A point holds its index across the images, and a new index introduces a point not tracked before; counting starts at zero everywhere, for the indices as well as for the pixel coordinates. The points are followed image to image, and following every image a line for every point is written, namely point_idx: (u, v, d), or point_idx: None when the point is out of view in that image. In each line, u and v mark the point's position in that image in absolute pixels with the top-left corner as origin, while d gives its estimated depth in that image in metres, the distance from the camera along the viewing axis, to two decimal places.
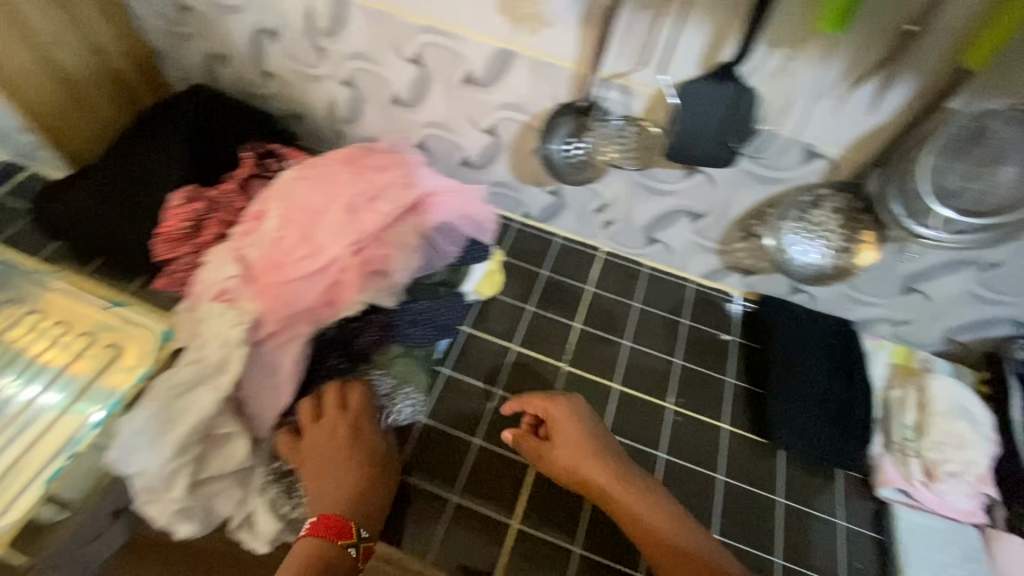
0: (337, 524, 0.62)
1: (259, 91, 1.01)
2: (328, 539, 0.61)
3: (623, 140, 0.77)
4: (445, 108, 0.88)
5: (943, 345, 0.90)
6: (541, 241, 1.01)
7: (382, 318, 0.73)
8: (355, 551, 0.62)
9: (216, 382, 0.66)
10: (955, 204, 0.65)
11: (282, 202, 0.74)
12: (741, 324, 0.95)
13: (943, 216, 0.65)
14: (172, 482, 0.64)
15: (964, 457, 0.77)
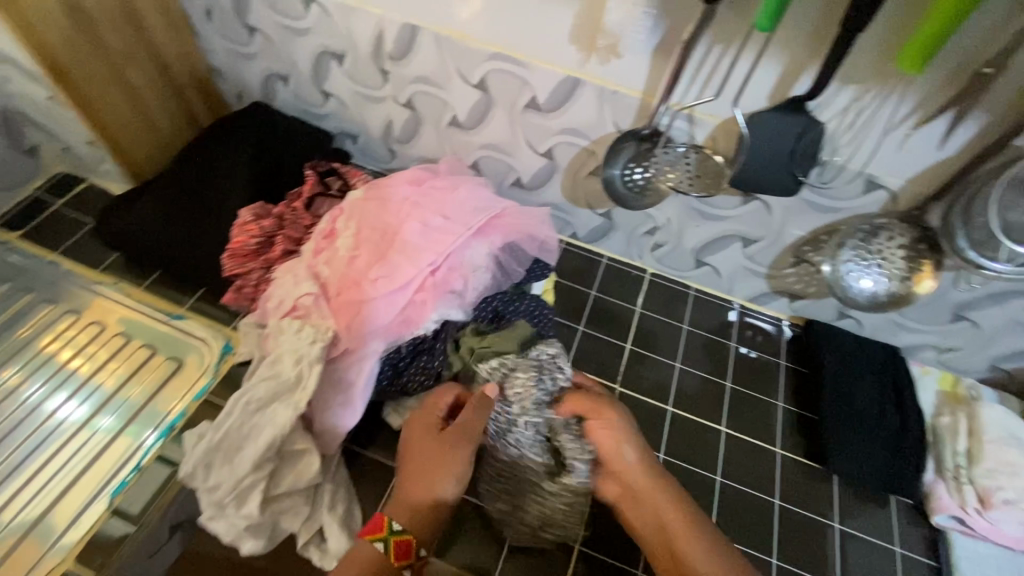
0: (402, 543, 0.61)
1: (316, 111, 1.03)
2: (385, 551, 0.60)
3: (685, 167, 0.79)
4: (504, 131, 0.90)
5: (989, 372, 0.91)
6: (588, 262, 1.03)
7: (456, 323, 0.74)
8: (384, 547, 0.60)
9: (292, 399, 0.67)
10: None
11: (354, 222, 0.76)
12: (787, 347, 0.96)
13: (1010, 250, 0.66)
14: (246, 497, 0.65)
15: (1019, 485, 0.77)
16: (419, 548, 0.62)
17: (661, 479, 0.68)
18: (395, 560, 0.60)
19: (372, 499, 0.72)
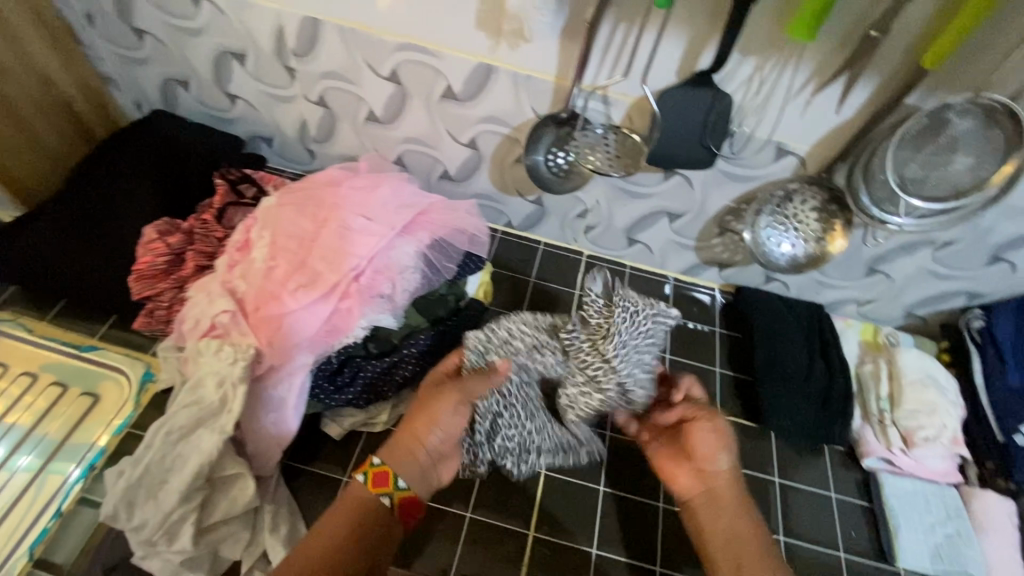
0: (381, 473, 0.63)
1: (224, 116, 0.97)
2: (365, 481, 0.63)
3: (606, 147, 0.79)
4: (423, 123, 0.88)
5: (904, 319, 0.97)
6: (524, 249, 1.03)
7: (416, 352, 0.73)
8: (388, 501, 0.62)
9: (217, 423, 0.63)
10: (921, 192, 0.70)
11: (269, 231, 0.72)
12: (721, 314, 1.00)
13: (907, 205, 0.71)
14: (176, 533, 0.61)
15: (936, 422, 0.82)
16: (398, 478, 0.63)
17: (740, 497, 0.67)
18: (372, 488, 0.62)
19: (318, 515, 0.70)
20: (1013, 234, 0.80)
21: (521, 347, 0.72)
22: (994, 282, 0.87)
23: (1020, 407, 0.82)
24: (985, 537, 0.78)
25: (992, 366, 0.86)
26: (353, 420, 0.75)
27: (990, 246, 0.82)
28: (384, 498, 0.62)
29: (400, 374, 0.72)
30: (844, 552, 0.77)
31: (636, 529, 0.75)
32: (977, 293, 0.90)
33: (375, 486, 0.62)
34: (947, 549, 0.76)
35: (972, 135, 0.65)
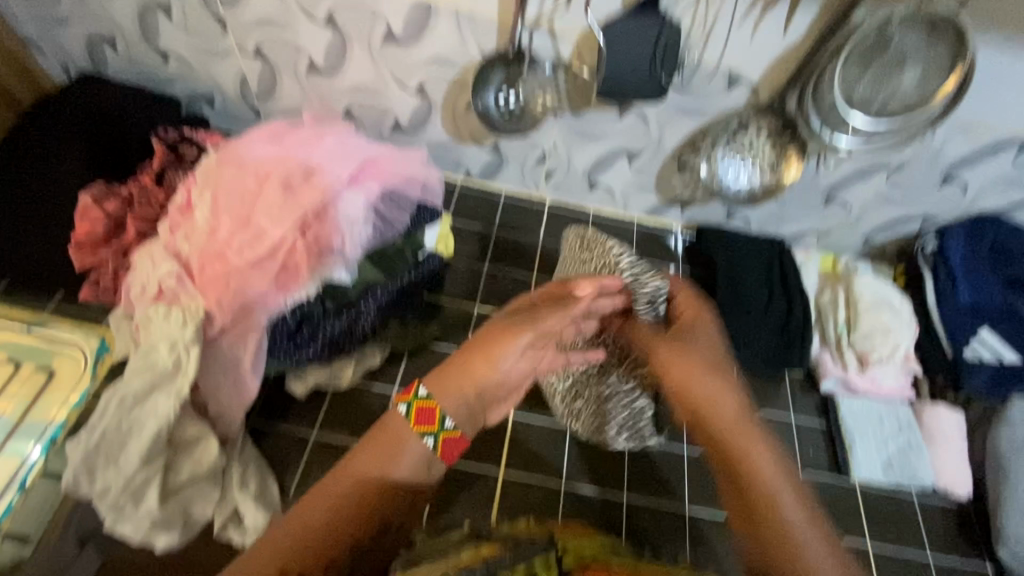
0: (426, 408, 0.52)
1: (159, 76, 0.92)
2: (407, 415, 0.51)
3: (556, 85, 0.78)
4: (368, 71, 0.84)
5: (863, 248, 0.99)
6: (485, 201, 1.00)
7: (370, 304, 0.72)
8: (432, 442, 0.51)
9: (174, 386, 0.62)
10: (868, 111, 0.71)
11: (209, 189, 0.69)
12: (684, 253, 0.99)
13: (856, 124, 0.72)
14: (142, 495, 0.61)
15: (889, 342, 0.85)
16: (444, 416, 0.52)
17: (731, 396, 0.54)
18: (415, 424, 0.51)
19: (288, 471, 0.71)
20: (962, 151, 0.80)
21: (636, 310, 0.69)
22: (947, 204, 0.89)
23: (968, 323, 0.86)
24: (936, 447, 0.81)
25: (944, 286, 0.88)
26: (317, 377, 0.75)
27: (941, 167, 0.83)
28: (428, 439, 0.51)
29: (363, 327, 0.72)
30: (806, 471, 0.80)
31: (604, 462, 0.77)
32: (931, 216, 0.91)
33: (417, 425, 0.51)
34: (898, 460, 0.80)
35: (916, 49, 0.66)
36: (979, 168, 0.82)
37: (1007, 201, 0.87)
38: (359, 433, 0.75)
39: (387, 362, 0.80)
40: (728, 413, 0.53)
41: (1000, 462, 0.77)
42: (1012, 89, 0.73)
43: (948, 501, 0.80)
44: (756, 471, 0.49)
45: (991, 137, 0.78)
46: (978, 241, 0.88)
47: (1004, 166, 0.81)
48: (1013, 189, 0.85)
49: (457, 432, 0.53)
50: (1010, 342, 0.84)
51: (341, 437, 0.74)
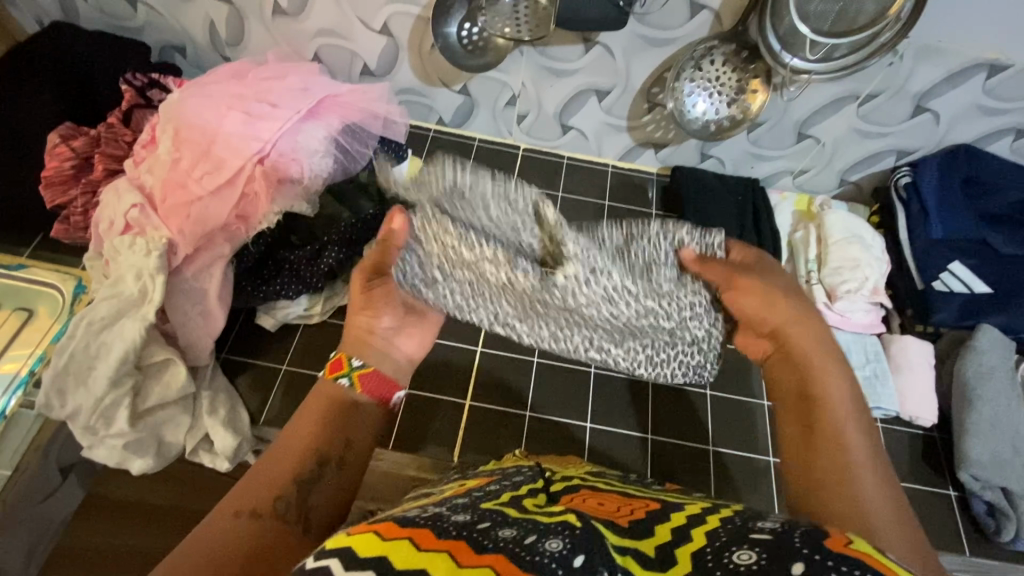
0: (337, 363, 0.52)
1: (129, 25, 0.93)
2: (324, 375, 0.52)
3: (515, 17, 0.75)
4: (333, 11, 0.85)
5: (839, 188, 0.98)
6: (459, 147, 1.00)
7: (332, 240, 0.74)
8: (348, 380, 0.51)
9: (139, 313, 0.64)
10: (813, 24, 0.69)
11: (171, 123, 0.70)
12: (658, 197, 0.99)
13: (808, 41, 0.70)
14: (112, 417, 0.63)
15: (858, 275, 0.85)
16: (352, 358, 0.52)
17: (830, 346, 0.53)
18: (330, 375, 0.51)
19: (259, 401, 0.73)
20: (931, 76, 0.79)
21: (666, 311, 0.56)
22: (920, 136, 0.87)
23: (939, 256, 0.85)
24: (901, 378, 0.81)
25: (917, 220, 0.87)
26: (285, 311, 0.77)
27: (911, 95, 0.82)
28: (343, 380, 0.51)
29: (324, 262, 0.73)
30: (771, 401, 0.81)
31: (569, 392, 0.79)
32: (905, 150, 0.90)
33: (330, 373, 0.51)
34: (863, 389, 0.80)
35: None
36: (948, 95, 0.81)
37: (979, 131, 0.85)
38: (327, 364, 0.76)
39: None
40: (816, 347, 0.52)
41: (965, 389, 0.77)
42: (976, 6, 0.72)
43: (914, 430, 0.81)
44: (837, 427, 0.48)
45: (959, 60, 0.77)
46: (950, 173, 0.87)
47: (974, 92, 0.80)
48: (984, 117, 0.83)
49: (371, 368, 0.52)
50: (980, 272, 0.84)
51: (311, 370, 0.76)
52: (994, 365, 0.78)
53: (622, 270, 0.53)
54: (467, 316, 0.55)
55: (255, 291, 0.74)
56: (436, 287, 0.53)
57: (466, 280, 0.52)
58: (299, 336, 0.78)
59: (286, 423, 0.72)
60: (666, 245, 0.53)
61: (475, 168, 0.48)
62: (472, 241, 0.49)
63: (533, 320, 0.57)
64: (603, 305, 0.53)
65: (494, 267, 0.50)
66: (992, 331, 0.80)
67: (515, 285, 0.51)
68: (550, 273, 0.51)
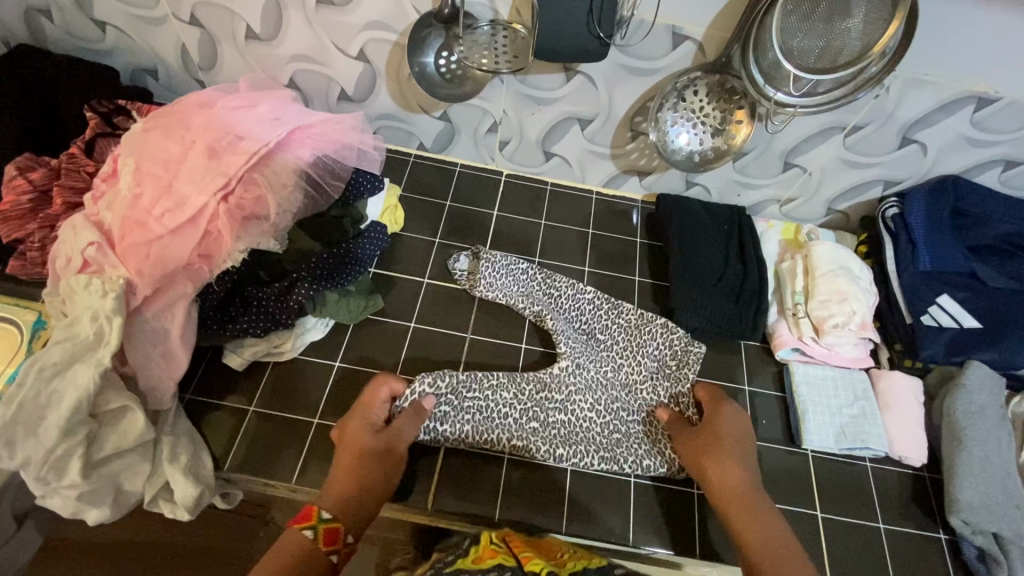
0: (331, 530, 0.58)
1: (97, 47, 0.90)
2: (312, 538, 0.57)
3: (494, 46, 0.74)
4: (307, 38, 0.82)
5: (826, 216, 0.96)
6: (440, 173, 0.98)
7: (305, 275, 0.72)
8: (336, 558, 0.57)
9: (94, 356, 0.61)
10: (797, 61, 0.67)
11: (132, 157, 0.67)
12: (643, 225, 0.97)
13: (792, 76, 0.69)
14: (63, 469, 0.59)
15: (846, 309, 0.82)
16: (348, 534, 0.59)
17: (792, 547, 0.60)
18: (320, 544, 0.57)
19: (224, 446, 0.70)
20: (917, 109, 0.78)
21: (635, 414, 0.76)
22: (907, 167, 0.86)
23: (928, 289, 0.84)
24: (890, 416, 0.79)
25: (905, 251, 0.86)
26: (254, 350, 0.73)
27: (897, 128, 0.81)
28: (333, 555, 0.57)
29: (295, 300, 0.71)
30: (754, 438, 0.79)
31: None
32: (892, 181, 0.89)
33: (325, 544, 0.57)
34: (851, 428, 0.78)
35: None
36: (935, 128, 0.80)
37: (967, 162, 0.84)
38: (297, 406, 0.73)
39: (330, 336, 0.79)
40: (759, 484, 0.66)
41: (954, 427, 0.76)
42: (963, 39, 0.70)
43: (903, 469, 0.79)
44: None
45: (946, 92, 0.75)
46: (939, 204, 0.85)
47: (961, 124, 0.79)
48: (972, 150, 0.82)
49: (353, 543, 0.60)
50: (968, 306, 0.83)
51: (280, 410, 0.73)
52: (984, 403, 0.76)
53: (596, 359, 0.80)
54: (490, 444, 0.72)
55: (220, 330, 0.71)
56: (457, 420, 0.72)
57: (484, 402, 0.73)
58: (269, 375, 0.75)
59: (252, 467, 0.69)
60: (629, 338, 0.81)
61: (506, 293, 0.84)
62: (483, 373, 0.75)
63: (542, 434, 0.73)
64: (587, 393, 0.76)
65: (505, 388, 0.75)
66: (981, 367, 0.78)
67: (525, 398, 0.75)
68: (548, 384, 0.76)
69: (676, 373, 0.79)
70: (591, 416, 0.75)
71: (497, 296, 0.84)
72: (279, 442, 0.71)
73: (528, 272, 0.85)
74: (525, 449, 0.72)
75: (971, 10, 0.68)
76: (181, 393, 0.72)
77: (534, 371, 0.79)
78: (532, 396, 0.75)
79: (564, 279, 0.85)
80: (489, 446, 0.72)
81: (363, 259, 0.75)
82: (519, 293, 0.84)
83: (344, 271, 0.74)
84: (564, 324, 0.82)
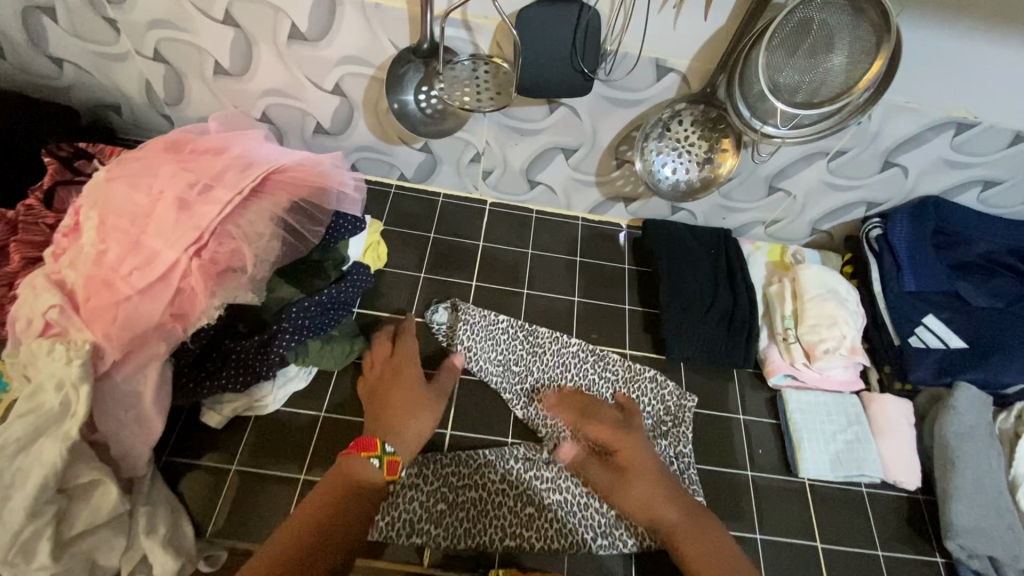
0: (369, 443, 0.65)
1: (54, 84, 0.85)
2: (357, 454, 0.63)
3: (475, 82, 0.71)
4: (278, 72, 0.79)
5: (810, 236, 0.97)
6: (421, 204, 0.95)
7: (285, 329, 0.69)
8: (378, 463, 0.63)
9: (60, 430, 0.57)
10: (788, 98, 0.67)
11: (96, 209, 0.63)
12: (631, 251, 0.96)
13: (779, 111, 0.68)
14: (29, 554, 0.55)
15: (836, 333, 0.83)
16: (386, 443, 0.65)
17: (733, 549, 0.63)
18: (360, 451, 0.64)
19: (206, 510, 0.66)
20: (900, 133, 0.78)
21: None
22: (889, 189, 0.87)
23: (914, 310, 0.84)
24: (884, 440, 0.79)
25: (890, 273, 0.87)
26: (234, 405, 0.70)
27: (879, 152, 0.81)
28: (374, 460, 0.63)
29: (277, 352, 0.68)
30: (752, 470, 0.78)
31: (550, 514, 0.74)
32: (875, 203, 0.89)
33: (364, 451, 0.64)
34: (846, 455, 0.78)
35: (845, 29, 0.62)
36: (915, 152, 0.80)
37: (947, 183, 0.85)
38: (281, 461, 0.70)
39: (313, 384, 0.76)
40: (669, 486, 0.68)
41: (946, 450, 0.76)
42: (946, 68, 0.70)
43: (899, 492, 0.79)
44: None
45: (928, 118, 0.76)
46: (921, 225, 0.86)
47: (941, 148, 0.79)
48: (952, 171, 0.83)
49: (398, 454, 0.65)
50: (954, 326, 0.83)
51: (264, 469, 0.69)
52: (974, 423, 0.77)
53: None
54: (483, 539, 0.69)
55: (197, 389, 0.67)
56: (448, 519, 0.69)
57: (473, 493, 0.71)
58: (251, 430, 0.71)
59: (237, 531, 0.66)
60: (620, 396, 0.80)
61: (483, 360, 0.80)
62: (468, 453, 0.74)
63: (538, 518, 0.71)
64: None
65: (493, 468, 0.73)
66: (970, 388, 0.79)
67: (516, 481, 0.73)
68: (539, 462, 0.74)
69: (669, 429, 0.79)
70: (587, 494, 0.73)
71: (475, 365, 0.80)
72: (264, 503, 0.67)
73: (509, 330, 0.83)
74: (522, 544, 0.69)
75: (952, 41, 0.68)
76: (156, 456, 0.68)
77: (521, 446, 0.76)
78: (523, 481, 0.73)
79: (547, 331, 0.84)
80: (483, 545, 0.69)
81: (346, 302, 0.73)
82: (499, 365, 0.80)
83: (324, 320, 0.72)
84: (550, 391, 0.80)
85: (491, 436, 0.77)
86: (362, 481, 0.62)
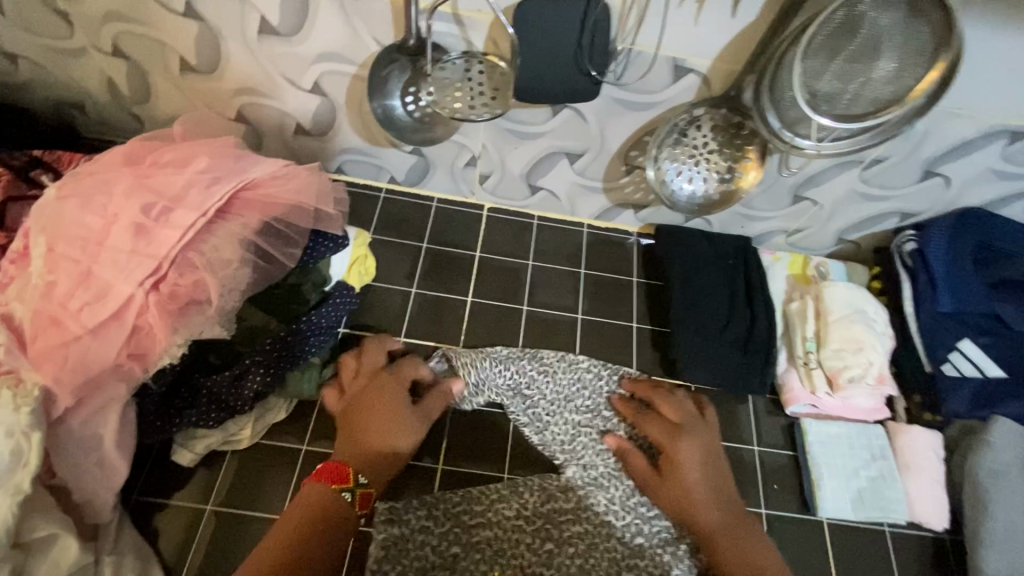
0: (339, 471, 0.60)
1: (9, 81, 0.78)
2: (326, 483, 0.59)
3: (469, 82, 0.63)
4: (251, 69, 0.71)
5: (835, 246, 0.89)
6: (413, 210, 0.88)
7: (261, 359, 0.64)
8: (350, 497, 0.59)
9: (9, 483, 0.51)
10: (833, 110, 0.59)
11: (42, 234, 0.57)
12: (640, 263, 0.89)
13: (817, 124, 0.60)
14: None
15: (862, 359, 0.76)
16: (358, 474, 0.60)
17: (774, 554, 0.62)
18: (331, 484, 0.59)
19: (179, 556, 0.62)
20: (946, 141, 0.70)
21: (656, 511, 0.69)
22: (927, 200, 0.78)
23: (948, 333, 0.77)
24: (910, 477, 0.74)
25: (924, 292, 0.79)
26: (206, 442, 0.65)
27: (921, 160, 0.72)
28: (346, 494, 0.59)
29: (250, 386, 0.63)
30: (768, 508, 0.73)
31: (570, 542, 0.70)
32: (910, 213, 0.81)
33: (335, 483, 0.59)
34: (870, 493, 0.73)
35: (895, 30, 0.54)
36: (961, 162, 0.72)
37: (993, 194, 0.76)
38: (259, 502, 0.65)
39: (293, 415, 0.70)
40: (715, 486, 0.66)
41: (980, 490, 0.70)
42: (1006, 70, 0.62)
43: (925, 531, 0.73)
44: None
45: (979, 125, 0.67)
46: (961, 239, 0.78)
47: (990, 157, 0.71)
48: (999, 181, 0.74)
49: (372, 487, 0.61)
50: (992, 351, 0.76)
51: (241, 509, 0.64)
52: (1012, 460, 0.71)
53: (602, 450, 0.71)
54: None
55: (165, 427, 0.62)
56: (464, 563, 0.64)
57: (489, 532, 0.66)
58: (226, 466, 0.66)
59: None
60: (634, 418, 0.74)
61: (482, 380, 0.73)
62: (478, 488, 0.68)
63: (560, 555, 0.66)
64: (601, 494, 0.69)
65: (507, 504, 0.68)
66: (1008, 422, 0.73)
67: (531, 516, 0.67)
68: (557, 493, 0.69)
69: None
70: (608, 527, 0.68)
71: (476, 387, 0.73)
72: (241, 547, 0.63)
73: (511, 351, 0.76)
74: None
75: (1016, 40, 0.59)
76: (125, 495, 0.64)
77: (533, 476, 0.70)
78: (539, 514, 0.67)
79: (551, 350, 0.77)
80: None
81: (331, 326, 0.68)
82: (507, 397, 0.73)
83: (303, 347, 0.66)
84: (563, 411, 0.73)
85: (490, 470, 0.71)
86: (335, 513, 0.58)
